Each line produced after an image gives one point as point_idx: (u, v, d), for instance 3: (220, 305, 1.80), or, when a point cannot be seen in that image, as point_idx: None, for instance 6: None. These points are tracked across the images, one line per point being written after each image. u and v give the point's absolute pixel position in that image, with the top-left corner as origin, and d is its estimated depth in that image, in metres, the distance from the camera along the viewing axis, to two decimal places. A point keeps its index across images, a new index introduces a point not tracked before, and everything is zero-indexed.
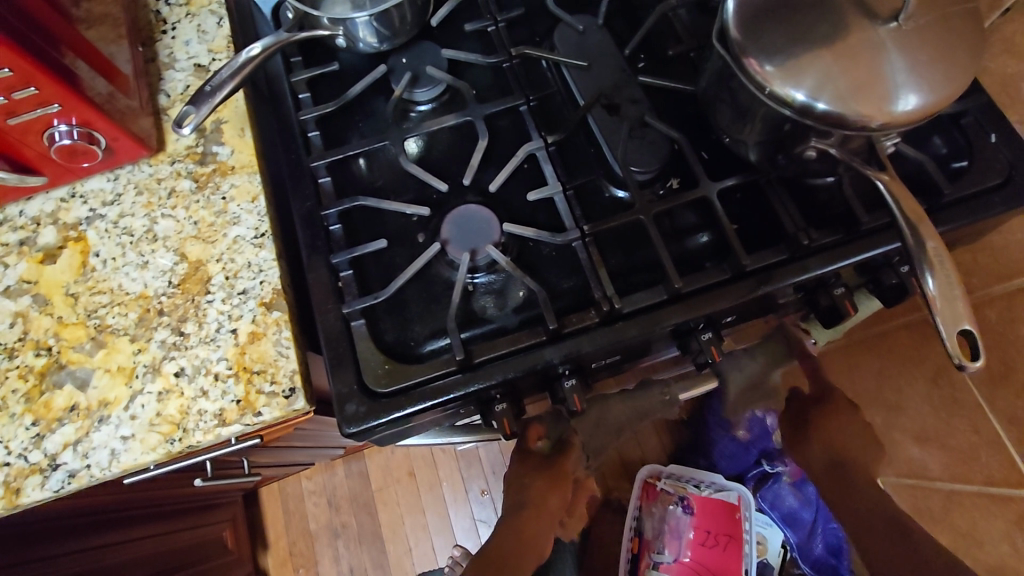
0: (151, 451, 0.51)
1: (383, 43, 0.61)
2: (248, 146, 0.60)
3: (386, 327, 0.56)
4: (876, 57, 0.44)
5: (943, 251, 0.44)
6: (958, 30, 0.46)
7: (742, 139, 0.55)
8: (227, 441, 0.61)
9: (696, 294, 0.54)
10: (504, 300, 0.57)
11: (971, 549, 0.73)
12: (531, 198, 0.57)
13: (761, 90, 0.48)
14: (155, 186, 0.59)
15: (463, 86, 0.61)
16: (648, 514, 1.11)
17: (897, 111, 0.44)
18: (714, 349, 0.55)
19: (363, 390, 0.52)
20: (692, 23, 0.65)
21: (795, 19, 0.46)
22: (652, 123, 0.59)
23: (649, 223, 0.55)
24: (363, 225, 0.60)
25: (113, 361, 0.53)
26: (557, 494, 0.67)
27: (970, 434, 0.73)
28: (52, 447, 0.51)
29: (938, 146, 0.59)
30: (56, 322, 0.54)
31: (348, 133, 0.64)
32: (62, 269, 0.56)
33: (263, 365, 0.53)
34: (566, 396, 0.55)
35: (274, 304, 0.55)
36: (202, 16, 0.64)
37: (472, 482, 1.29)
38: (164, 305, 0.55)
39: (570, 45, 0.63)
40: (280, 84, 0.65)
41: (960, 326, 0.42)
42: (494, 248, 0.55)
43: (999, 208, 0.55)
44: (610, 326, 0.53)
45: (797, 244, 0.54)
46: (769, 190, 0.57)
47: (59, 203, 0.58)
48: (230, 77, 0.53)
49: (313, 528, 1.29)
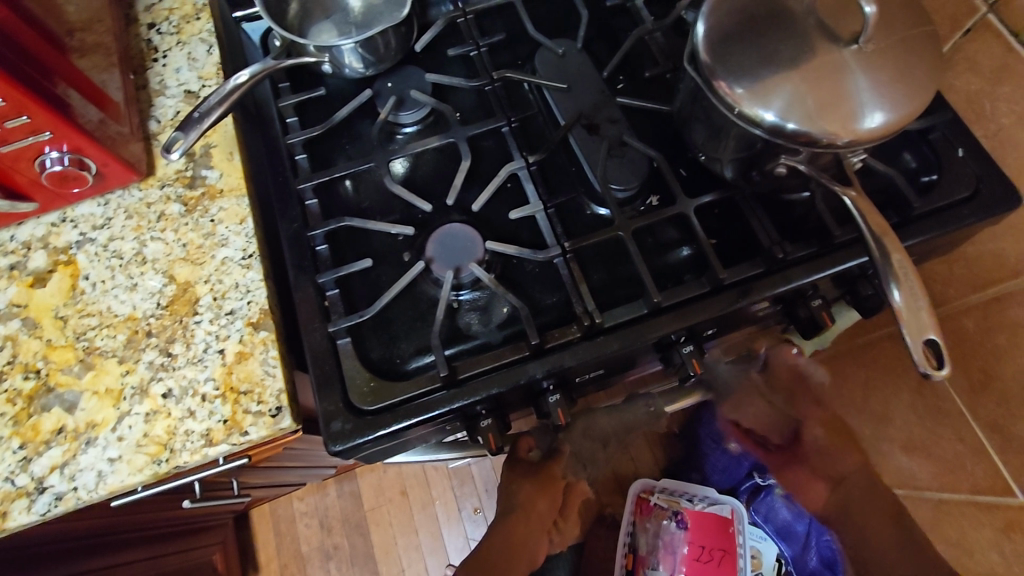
0: (137, 472, 0.51)
1: (369, 68, 0.63)
2: (236, 170, 0.61)
3: (372, 345, 0.57)
4: (840, 78, 0.46)
5: (907, 263, 0.45)
6: (917, 52, 0.48)
7: (717, 157, 0.56)
8: (216, 461, 0.61)
9: (677, 306, 0.55)
10: (488, 317, 0.58)
11: (962, 558, 0.74)
12: (514, 216, 0.58)
13: (731, 111, 0.49)
14: (145, 210, 0.60)
15: (447, 109, 0.63)
16: (641, 530, 1.10)
17: (862, 128, 0.46)
18: (695, 361, 0.57)
19: (348, 408, 0.53)
20: (668, 46, 0.67)
21: (761, 41, 0.48)
22: (631, 142, 0.61)
23: (628, 238, 0.57)
24: (348, 244, 0.61)
25: (101, 384, 0.54)
26: (544, 498, 0.68)
27: (955, 443, 0.74)
28: (39, 470, 0.51)
29: (909, 162, 0.61)
30: (45, 344, 0.55)
31: (334, 155, 0.65)
32: (51, 293, 0.57)
33: (249, 385, 0.54)
34: (551, 411, 0.56)
35: (261, 324, 0.56)
36: (192, 44, 0.66)
37: (464, 501, 1.28)
38: (152, 326, 0.56)
39: (551, 69, 0.65)
40: (269, 109, 0.66)
41: (925, 336, 0.44)
42: (477, 265, 0.56)
43: (969, 220, 0.57)
44: (592, 340, 0.54)
45: (773, 258, 0.55)
46: (745, 205, 0.59)
47: (50, 227, 0.59)
48: (218, 103, 0.54)
49: (305, 550, 1.28)
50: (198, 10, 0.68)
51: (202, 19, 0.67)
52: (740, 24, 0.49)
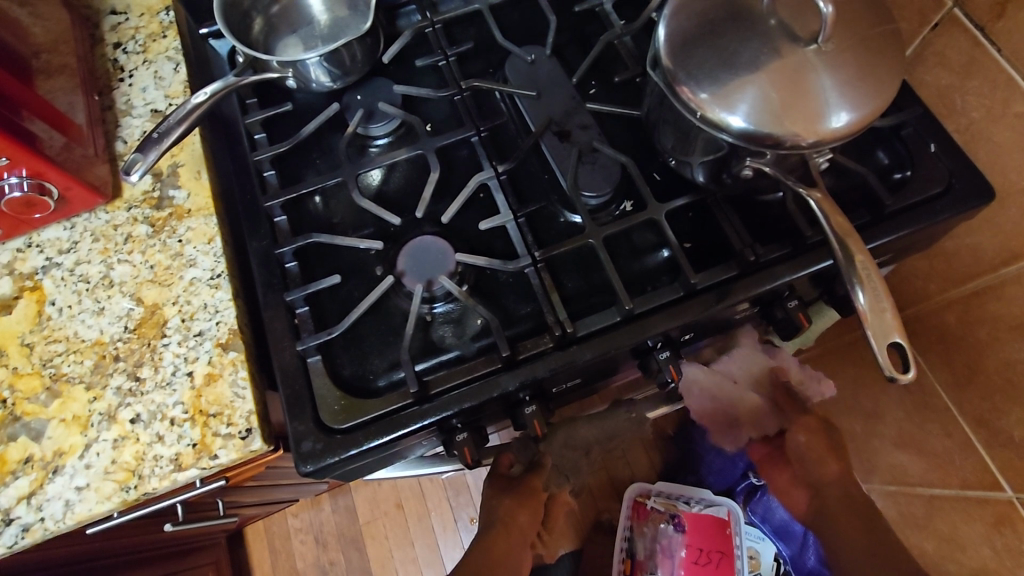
0: (105, 500, 0.50)
1: (336, 81, 0.62)
2: (204, 189, 0.60)
3: (345, 362, 0.57)
4: (802, 79, 0.46)
5: (871, 265, 0.45)
6: (877, 50, 0.47)
7: (686, 161, 0.55)
8: (192, 484, 0.61)
9: (650, 312, 0.55)
10: (462, 330, 0.57)
11: (955, 554, 0.73)
12: (484, 227, 0.58)
13: (696, 116, 0.49)
14: (112, 232, 0.59)
15: (416, 120, 0.62)
16: (638, 534, 1.09)
17: (827, 128, 0.45)
18: (672, 367, 0.56)
19: (319, 427, 0.52)
20: (638, 50, 0.66)
21: (721, 45, 0.48)
22: (602, 148, 0.60)
23: (599, 245, 0.56)
24: (319, 261, 0.60)
25: (68, 411, 0.53)
26: (526, 512, 0.65)
27: (944, 438, 0.73)
28: (6, 501, 0.50)
29: (882, 159, 0.61)
30: (11, 373, 0.54)
31: (304, 170, 0.65)
32: (17, 320, 0.56)
33: (219, 408, 0.53)
34: (527, 422, 0.55)
35: (230, 344, 0.55)
36: (159, 62, 0.66)
37: (460, 511, 1.28)
38: (120, 351, 0.55)
39: (521, 77, 0.64)
40: (236, 125, 0.66)
41: (889, 339, 0.43)
42: (447, 278, 0.56)
43: (944, 214, 0.56)
44: (565, 350, 0.54)
45: (745, 261, 0.55)
46: (717, 209, 0.58)
47: (15, 253, 0.58)
48: (178, 122, 0.53)
49: (301, 566, 1.27)
50: (165, 28, 0.67)
51: (168, 37, 0.67)
52: (701, 27, 0.49)
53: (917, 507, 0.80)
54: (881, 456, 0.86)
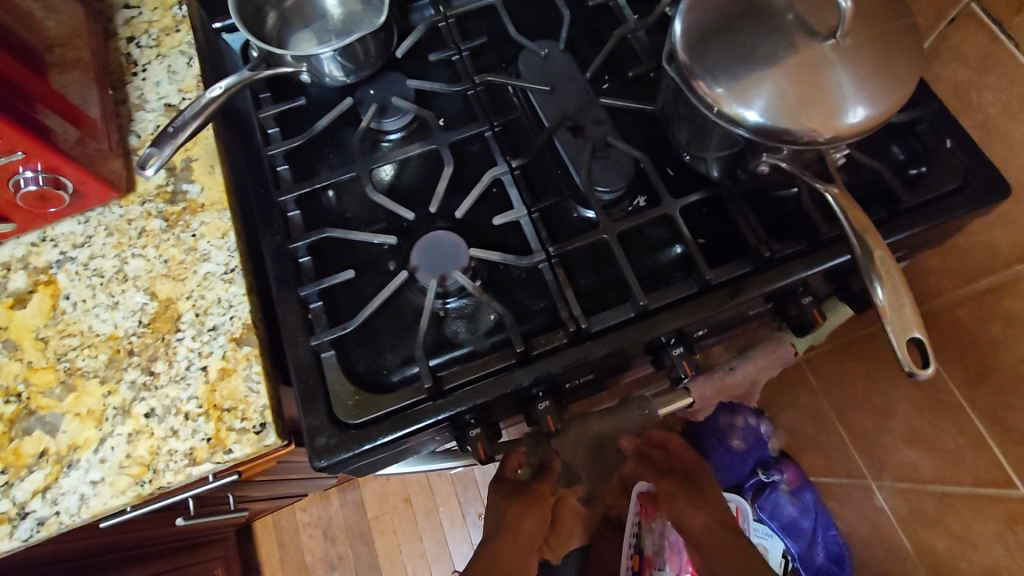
0: (120, 493, 0.51)
1: (350, 76, 0.62)
2: (218, 183, 0.60)
3: (358, 357, 0.57)
4: (819, 73, 0.45)
5: (890, 261, 0.45)
6: (896, 45, 0.47)
7: (701, 156, 0.55)
8: (206, 478, 0.61)
9: (664, 308, 0.55)
10: (475, 325, 0.57)
11: (966, 551, 0.73)
12: (498, 222, 0.58)
13: (712, 110, 0.49)
14: (126, 226, 0.59)
15: (429, 115, 0.62)
16: (647, 530, 1.07)
17: (845, 123, 0.45)
18: (686, 364, 0.56)
19: (333, 421, 0.52)
20: (651, 44, 0.66)
21: (738, 38, 0.48)
22: (616, 143, 0.60)
23: (613, 241, 0.56)
24: (332, 256, 0.60)
25: (83, 405, 0.53)
26: (532, 517, 0.64)
27: (956, 435, 0.73)
28: (21, 494, 0.51)
29: (897, 154, 0.61)
30: (26, 366, 0.54)
31: (317, 165, 0.65)
32: (32, 313, 0.56)
33: (233, 402, 0.53)
34: (540, 418, 0.55)
35: (244, 339, 0.55)
36: (172, 56, 0.65)
37: (468, 506, 1.28)
38: (134, 345, 0.55)
39: (535, 71, 0.63)
40: (250, 119, 0.65)
41: (910, 335, 0.43)
42: (461, 273, 0.55)
43: (961, 210, 0.56)
44: (579, 346, 0.54)
45: (760, 256, 0.55)
46: (731, 204, 0.58)
47: (30, 247, 0.59)
48: (192, 116, 0.53)
49: (309, 561, 1.27)
50: (178, 23, 0.67)
51: (182, 31, 0.67)
52: (718, 21, 0.49)
53: (927, 505, 0.79)
54: (891, 453, 0.86)
